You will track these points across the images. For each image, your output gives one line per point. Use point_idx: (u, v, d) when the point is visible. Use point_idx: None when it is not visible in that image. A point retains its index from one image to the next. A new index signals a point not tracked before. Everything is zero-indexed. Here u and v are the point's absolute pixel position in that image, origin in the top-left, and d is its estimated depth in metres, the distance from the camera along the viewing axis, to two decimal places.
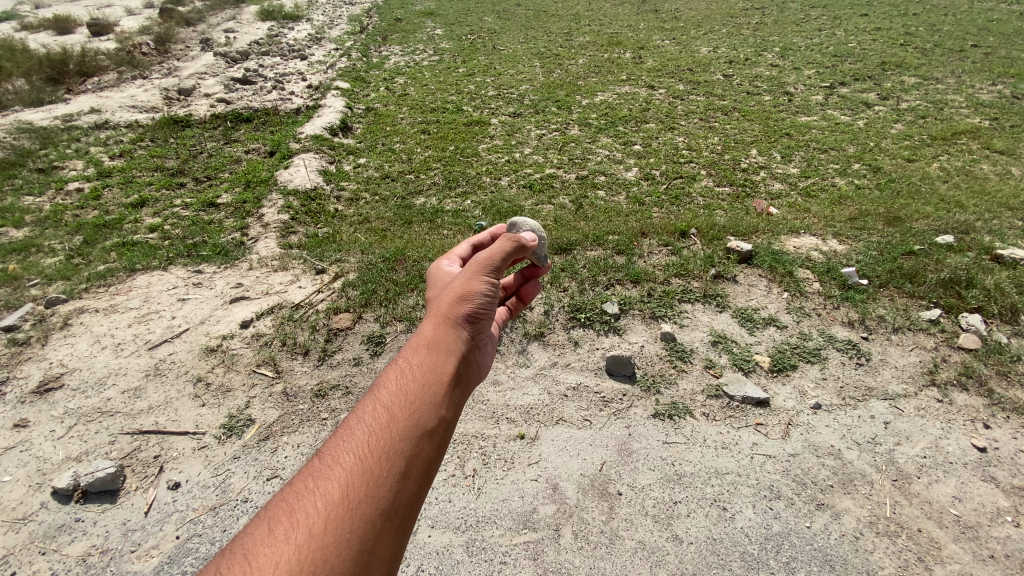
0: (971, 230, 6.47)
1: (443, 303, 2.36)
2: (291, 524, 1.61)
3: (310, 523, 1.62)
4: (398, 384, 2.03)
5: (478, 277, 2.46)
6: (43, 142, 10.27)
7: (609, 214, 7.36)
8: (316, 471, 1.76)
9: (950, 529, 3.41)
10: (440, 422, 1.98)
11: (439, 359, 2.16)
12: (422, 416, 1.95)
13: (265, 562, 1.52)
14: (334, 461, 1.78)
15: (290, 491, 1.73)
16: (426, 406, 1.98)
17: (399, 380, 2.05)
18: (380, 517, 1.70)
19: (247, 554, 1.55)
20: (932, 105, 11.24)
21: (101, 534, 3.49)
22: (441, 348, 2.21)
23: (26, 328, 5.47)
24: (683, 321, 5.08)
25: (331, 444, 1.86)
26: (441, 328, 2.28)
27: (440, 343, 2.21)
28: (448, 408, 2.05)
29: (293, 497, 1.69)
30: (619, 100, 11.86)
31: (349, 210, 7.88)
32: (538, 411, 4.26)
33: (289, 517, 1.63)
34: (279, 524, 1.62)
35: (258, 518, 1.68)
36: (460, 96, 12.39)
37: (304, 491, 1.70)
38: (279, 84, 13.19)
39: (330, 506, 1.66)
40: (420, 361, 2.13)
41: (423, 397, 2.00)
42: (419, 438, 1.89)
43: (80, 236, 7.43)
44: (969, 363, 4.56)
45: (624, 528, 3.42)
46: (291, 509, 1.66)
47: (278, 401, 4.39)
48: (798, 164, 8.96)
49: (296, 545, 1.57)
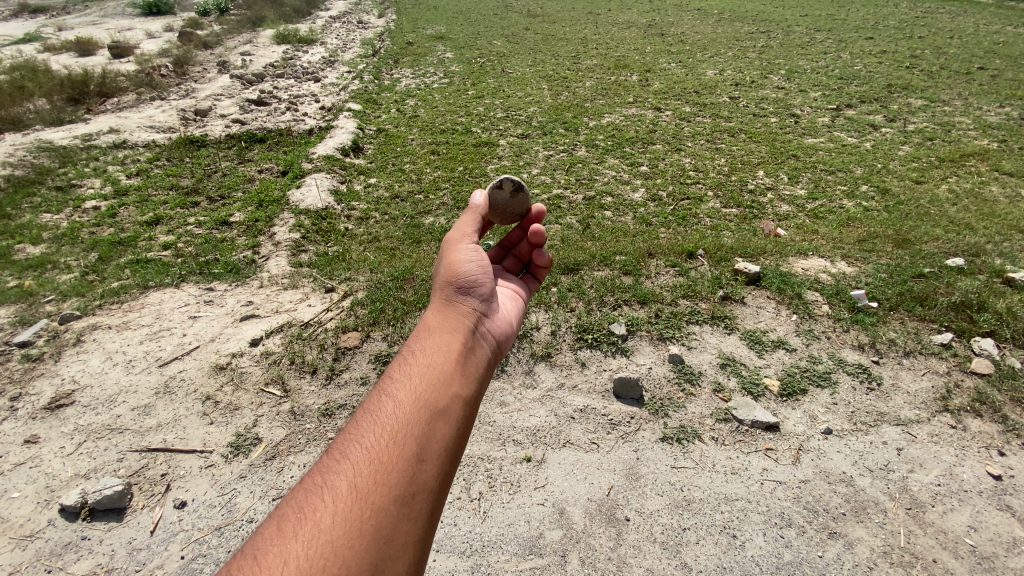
0: (981, 253, 6.43)
1: (436, 291, 2.56)
2: (301, 520, 1.64)
3: (318, 517, 1.63)
4: (403, 370, 2.12)
5: (459, 258, 2.70)
6: (62, 161, 10.56)
7: (616, 234, 7.39)
8: (325, 467, 1.81)
9: (966, 560, 3.33)
10: (452, 401, 2.03)
11: (443, 339, 2.27)
12: (430, 398, 2.00)
13: (274, 560, 1.53)
14: (343, 456, 1.83)
15: (300, 490, 1.77)
16: (436, 388, 2.04)
17: (404, 367, 2.15)
18: (395, 505, 1.71)
19: (257, 554, 1.56)
20: (940, 127, 11.28)
21: (106, 552, 3.48)
22: (445, 330, 2.33)
23: (40, 344, 5.56)
24: (692, 343, 5.05)
25: (340, 439, 1.92)
26: (442, 312, 2.45)
27: (442, 326, 2.35)
28: (460, 386, 2.11)
29: (302, 495, 1.73)
30: (626, 122, 12.02)
31: (358, 229, 7.99)
32: (545, 433, 4.23)
33: (298, 514, 1.66)
34: (290, 522, 1.64)
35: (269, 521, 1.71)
36: (469, 118, 12.62)
37: (313, 488, 1.73)
38: (292, 106, 13.52)
39: (340, 497, 1.69)
40: (424, 344, 2.25)
41: (430, 379, 2.07)
42: (429, 422, 1.93)
43: (95, 253, 7.57)
44: (982, 389, 4.49)
45: (633, 555, 3.37)
46: (301, 506, 1.69)
47: (285, 420, 4.40)
48: (806, 185, 8.99)
49: (307, 539, 1.58)
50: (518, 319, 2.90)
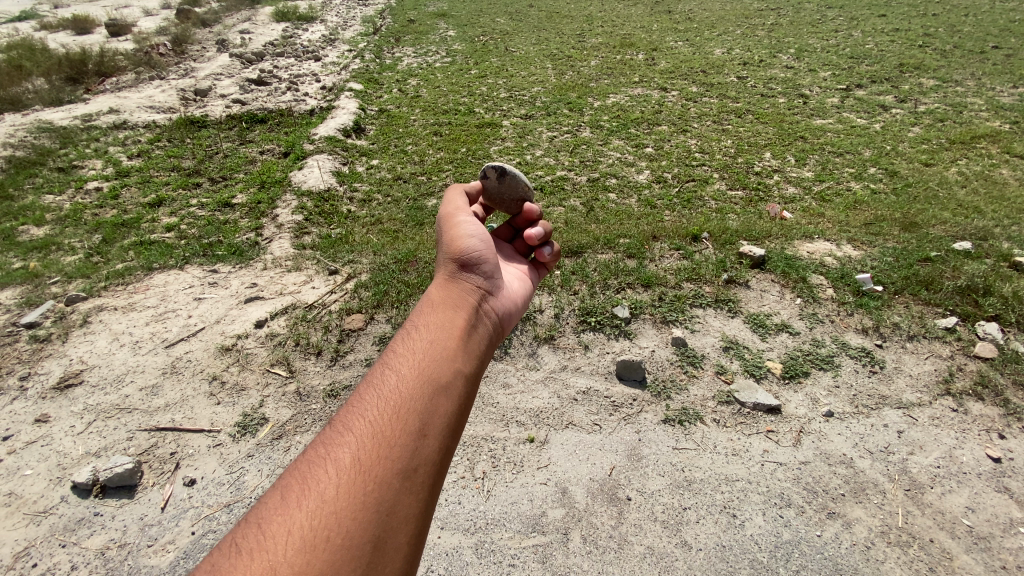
0: (989, 236, 6.37)
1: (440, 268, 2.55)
2: (304, 490, 1.66)
3: (322, 489, 1.65)
4: (406, 345, 2.13)
5: (461, 236, 2.67)
6: (63, 142, 10.50)
7: (620, 217, 7.34)
8: (329, 440, 1.83)
9: (963, 540, 3.37)
10: (455, 376, 2.05)
11: (445, 316, 2.27)
12: (433, 374, 2.01)
13: (279, 529, 1.56)
14: (346, 428, 1.84)
15: (304, 461, 1.79)
16: (440, 363, 2.05)
17: (407, 342, 2.16)
18: (398, 477, 1.73)
19: (261, 524, 1.59)
20: (951, 108, 11.07)
21: (119, 528, 3.56)
22: (449, 308, 2.32)
23: (47, 325, 5.61)
24: (695, 326, 5.06)
25: (344, 412, 1.93)
26: (445, 289, 2.45)
27: (446, 304, 2.34)
28: (462, 363, 2.12)
29: (306, 466, 1.75)
30: (631, 102, 11.84)
31: (361, 211, 7.96)
32: (548, 414, 4.27)
33: (302, 484, 1.68)
34: (294, 493, 1.67)
35: (272, 491, 1.73)
36: (472, 98, 12.45)
37: (317, 460, 1.75)
38: (293, 85, 13.34)
39: (343, 469, 1.71)
40: (427, 321, 2.25)
41: (434, 354, 2.08)
42: (433, 396, 1.95)
43: (99, 234, 7.58)
44: (985, 372, 4.50)
45: (634, 533, 3.43)
46: (304, 476, 1.71)
47: (291, 400, 4.46)
48: (813, 168, 8.88)
49: (311, 510, 1.60)
50: (523, 298, 2.88)
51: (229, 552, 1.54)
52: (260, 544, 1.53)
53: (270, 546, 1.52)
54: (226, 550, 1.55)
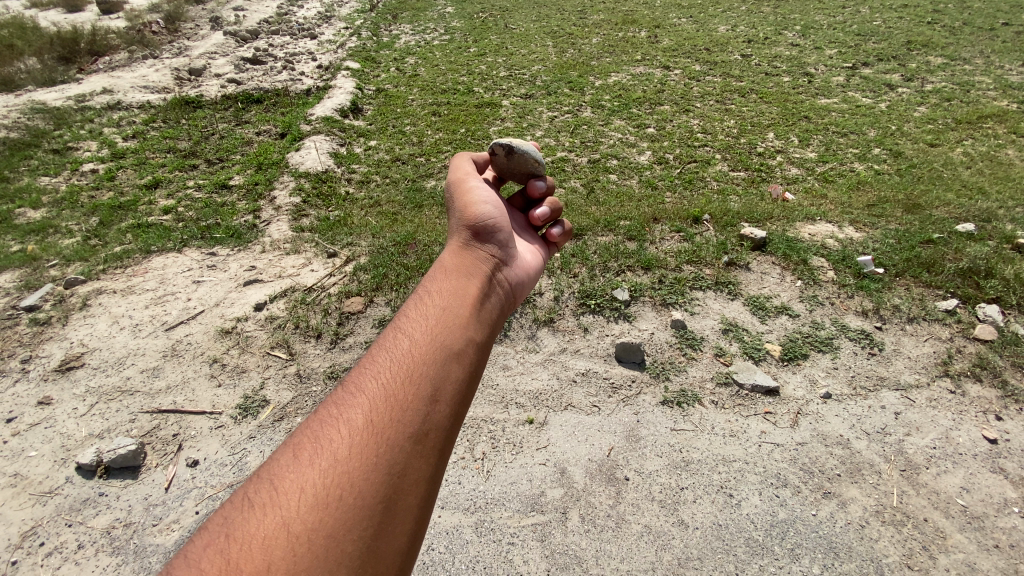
0: (993, 218, 6.32)
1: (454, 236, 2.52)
2: (317, 449, 1.66)
3: (334, 449, 1.65)
4: (419, 310, 2.11)
5: (475, 203, 2.63)
6: (57, 123, 10.36)
7: (621, 199, 7.27)
8: (341, 401, 1.83)
9: (957, 519, 3.41)
10: (467, 344, 2.02)
11: (458, 284, 2.24)
12: (446, 340, 1.98)
13: (291, 486, 1.58)
14: (357, 390, 1.84)
15: (315, 421, 1.79)
16: (453, 330, 2.03)
17: (420, 308, 2.14)
18: (409, 441, 1.72)
19: (273, 480, 1.61)
20: (958, 87, 10.88)
21: (124, 508, 3.60)
22: (462, 276, 2.29)
23: (47, 308, 5.61)
24: (694, 309, 5.05)
25: (357, 374, 1.93)
26: (458, 256, 2.42)
27: (459, 272, 2.31)
28: (474, 330, 2.09)
29: (318, 426, 1.75)
30: (633, 81, 11.64)
31: (359, 193, 7.89)
32: (547, 396, 4.30)
33: (313, 444, 1.69)
34: (306, 451, 1.68)
35: (284, 449, 1.75)
36: (471, 77, 12.24)
37: (329, 419, 1.76)
38: (289, 64, 13.11)
39: (355, 430, 1.70)
40: (440, 287, 2.22)
41: (447, 321, 2.05)
42: (445, 362, 1.92)
43: (96, 217, 7.53)
44: (983, 354, 4.50)
45: (631, 513, 3.47)
46: (316, 436, 1.71)
47: (292, 382, 4.48)
48: (816, 148, 8.77)
49: (323, 469, 1.61)
50: (537, 268, 2.83)
51: (242, 505, 1.56)
52: (272, 500, 1.55)
53: (282, 501, 1.54)
54: (238, 504, 1.58)
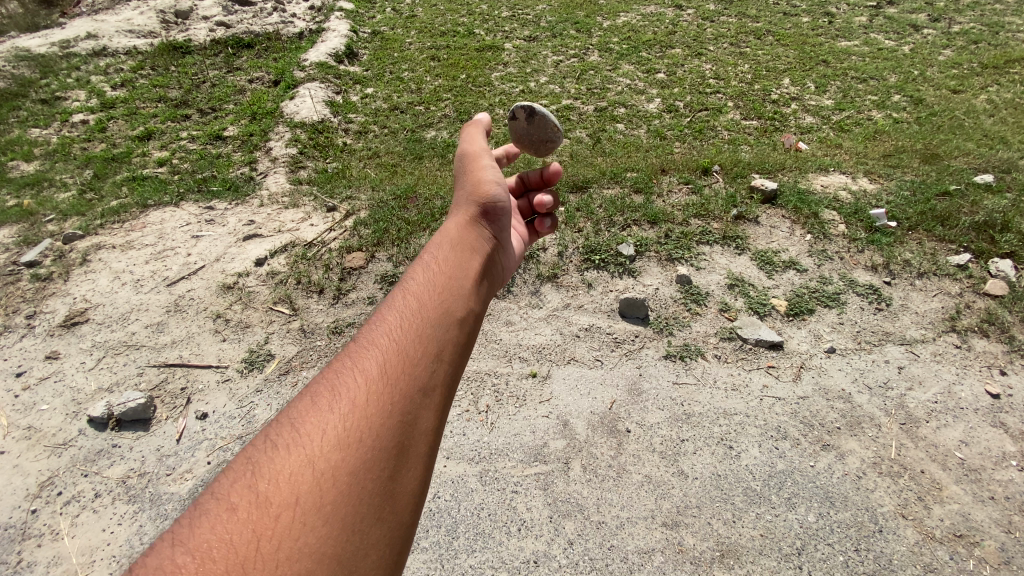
0: (1014, 169, 6.09)
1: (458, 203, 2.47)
2: (333, 399, 1.64)
3: (350, 398, 1.63)
4: (426, 274, 2.09)
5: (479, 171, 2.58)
6: (42, 71, 9.96)
7: (628, 150, 7.02)
8: (354, 355, 1.80)
9: (953, 471, 3.47)
10: (472, 309, 2.02)
11: (463, 250, 2.22)
12: (452, 302, 1.97)
13: (310, 431, 1.55)
14: (370, 344, 1.81)
15: (328, 374, 1.76)
16: (459, 293, 2.02)
17: (427, 271, 2.12)
18: (420, 392, 1.70)
19: (292, 426, 1.58)
20: (988, 28, 10.25)
21: (137, 458, 3.69)
22: (467, 243, 2.28)
23: (47, 264, 5.57)
24: (701, 264, 4.97)
25: (367, 332, 1.90)
26: (461, 222, 2.39)
27: (464, 238, 2.29)
28: (476, 299, 2.09)
29: (332, 378, 1.73)
30: (642, 22, 11.00)
31: (358, 144, 7.64)
32: (550, 350, 4.30)
33: (330, 394, 1.66)
34: (323, 401, 1.65)
35: (297, 400, 1.71)
36: (472, 18, 11.58)
37: (344, 371, 1.73)
38: (279, 5, 12.41)
39: (369, 381, 1.68)
40: (445, 253, 2.20)
41: (454, 283, 2.04)
42: (452, 322, 1.91)
43: (90, 170, 7.36)
44: (992, 310, 4.45)
45: (632, 463, 3.54)
46: (332, 387, 1.69)
47: (296, 337, 4.49)
48: (833, 95, 8.37)
49: (341, 415, 1.58)
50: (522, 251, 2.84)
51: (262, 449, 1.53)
52: (293, 443, 1.52)
53: (302, 444, 1.52)
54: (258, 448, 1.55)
